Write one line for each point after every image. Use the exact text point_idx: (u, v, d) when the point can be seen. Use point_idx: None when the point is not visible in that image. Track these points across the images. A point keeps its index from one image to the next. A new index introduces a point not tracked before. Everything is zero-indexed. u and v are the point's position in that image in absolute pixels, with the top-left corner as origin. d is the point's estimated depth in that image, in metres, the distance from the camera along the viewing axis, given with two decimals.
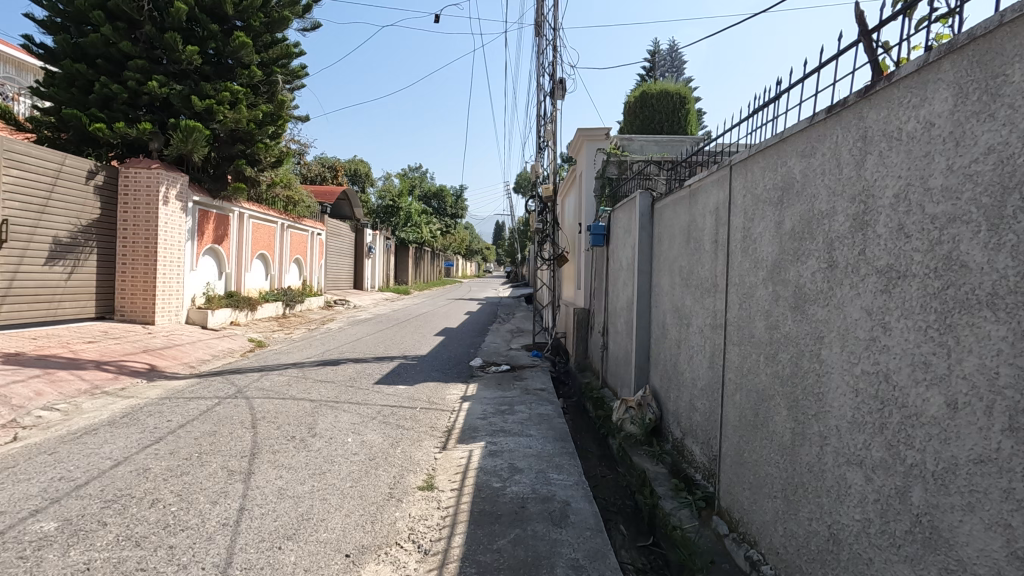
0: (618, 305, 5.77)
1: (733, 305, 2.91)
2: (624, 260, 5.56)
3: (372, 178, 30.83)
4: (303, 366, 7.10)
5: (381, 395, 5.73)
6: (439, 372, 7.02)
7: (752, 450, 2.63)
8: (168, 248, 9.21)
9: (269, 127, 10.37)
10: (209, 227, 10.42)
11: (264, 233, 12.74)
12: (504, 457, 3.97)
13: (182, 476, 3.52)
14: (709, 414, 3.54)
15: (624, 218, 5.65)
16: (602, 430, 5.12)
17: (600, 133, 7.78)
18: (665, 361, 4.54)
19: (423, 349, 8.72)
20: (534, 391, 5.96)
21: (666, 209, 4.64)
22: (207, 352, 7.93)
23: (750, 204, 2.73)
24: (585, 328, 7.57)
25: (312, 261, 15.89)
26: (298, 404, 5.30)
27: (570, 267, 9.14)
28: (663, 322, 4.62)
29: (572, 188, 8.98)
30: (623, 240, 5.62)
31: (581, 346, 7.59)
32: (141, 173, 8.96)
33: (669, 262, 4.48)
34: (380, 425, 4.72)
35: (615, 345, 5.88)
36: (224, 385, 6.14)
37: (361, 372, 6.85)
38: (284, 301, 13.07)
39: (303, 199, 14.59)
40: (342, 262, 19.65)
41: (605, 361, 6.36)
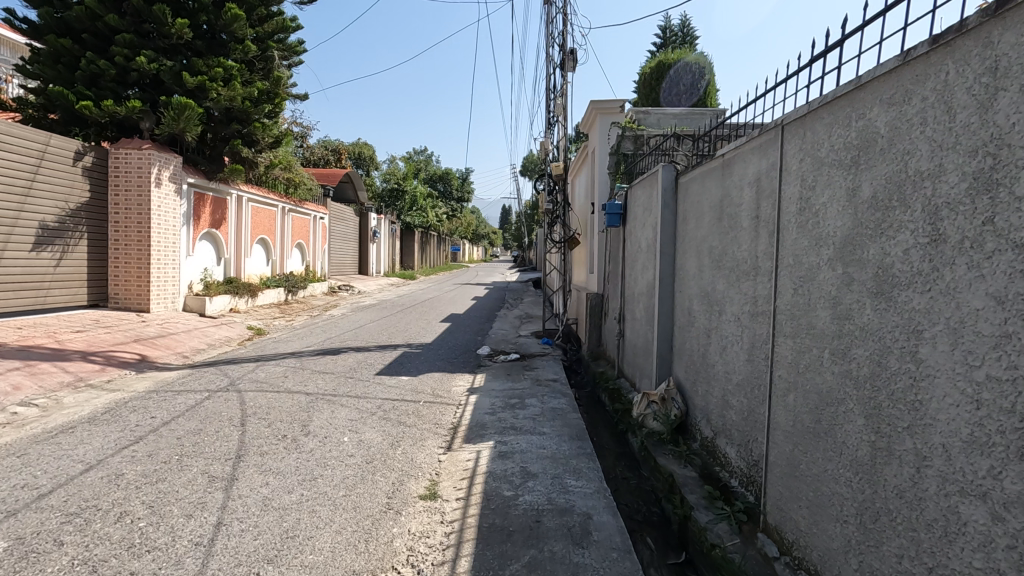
0: (636, 290, 5.33)
1: (785, 290, 2.47)
2: (643, 241, 5.11)
3: (377, 162, 30.30)
4: (302, 355, 6.74)
5: (383, 387, 5.35)
6: (445, 361, 6.63)
7: (811, 464, 2.21)
8: (162, 233, 8.84)
9: (266, 105, 9.92)
10: (206, 211, 10.02)
11: (264, 217, 12.35)
12: (515, 459, 3.57)
13: (157, 484, 3.15)
14: (748, 414, 3.12)
15: (643, 195, 5.18)
16: (620, 426, 4.72)
17: (614, 106, 7.27)
18: (691, 352, 4.11)
19: (428, 337, 8.33)
20: (546, 382, 5.56)
21: (693, 183, 4.17)
22: (203, 341, 7.59)
23: (811, 170, 2.27)
24: (599, 315, 7.14)
25: (315, 246, 15.50)
26: (293, 398, 4.93)
27: (581, 250, 8.69)
28: (689, 309, 4.18)
29: (584, 166, 8.49)
30: (642, 219, 5.16)
31: (594, 333, 7.17)
32: (131, 153, 8.56)
33: (698, 243, 4.02)
34: (380, 421, 4.34)
35: (633, 333, 5.46)
36: (217, 377, 5.78)
37: (362, 362, 6.47)
38: (286, 287, 12.72)
39: (305, 182, 14.15)
40: (347, 247, 19.28)
41: (621, 350, 5.94)
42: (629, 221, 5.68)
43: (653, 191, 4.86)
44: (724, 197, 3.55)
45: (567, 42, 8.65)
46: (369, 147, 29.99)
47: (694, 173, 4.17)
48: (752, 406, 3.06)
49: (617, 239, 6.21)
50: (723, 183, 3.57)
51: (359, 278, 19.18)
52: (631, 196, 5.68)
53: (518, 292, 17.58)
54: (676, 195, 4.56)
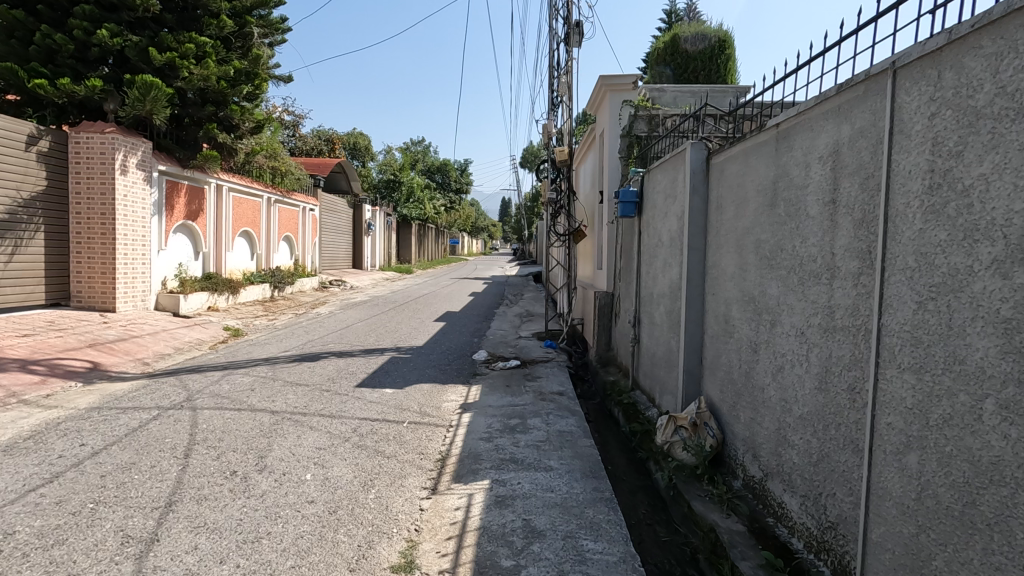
0: (655, 291, 4.61)
1: (900, 304, 1.74)
2: (664, 232, 4.38)
3: (373, 152, 29.44)
4: (275, 363, 6.00)
5: (362, 404, 4.62)
6: (436, 369, 5.90)
7: (961, 570, 1.48)
8: (128, 225, 8.09)
9: (243, 86, 9.13)
10: (180, 202, 9.27)
11: (247, 208, 11.59)
12: (516, 507, 2.85)
13: (51, 550, 2.43)
14: (819, 459, 2.41)
15: (665, 179, 4.44)
16: (640, 452, 4.02)
17: (626, 82, 6.49)
18: (729, 369, 3.40)
19: (419, 339, 7.59)
20: (551, 396, 4.85)
21: (732, 162, 3.43)
22: (169, 344, 6.86)
23: (955, 126, 1.54)
24: (608, 316, 6.42)
25: (304, 239, 14.76)
26: (255, 418, 4.21)
27: (587, 243, 7.95)
28: (727, 315, 3.46)
29: (590, 151, 7.72)
30: (663, 208, 4.42)
31: (603, 336, 6.45)
32: (93, 138, 7.78)
33: (738, 234, 3.30)
34: (353, 451, 3.62)
35: (652, 340, 4.74)
36: (173, 390, 5.05)
37: (343, 370, 5.75)
38: (271, 283, 11.99)
39: (292, 170, 13.35)
40: (339, 240, 18.51)
41: (635, 357, 5.23)
42: (646, 210, 4.95)
43: (678, 174, 4.13)
44: (778, 177, 2.82)
45: (573, 15, 7.86)
46: (365, 137, 29.12)
47: (732, 150, 3.44)
48: (826, 449, 2.35)
49: (630, 232, 5.49)
50: (777, 158, 2.84)
51: (352, 272, 18.42)
52: (649, 181, 4.94)
53: (518, 288, 16.85)
54: (707, 177, 3.83)
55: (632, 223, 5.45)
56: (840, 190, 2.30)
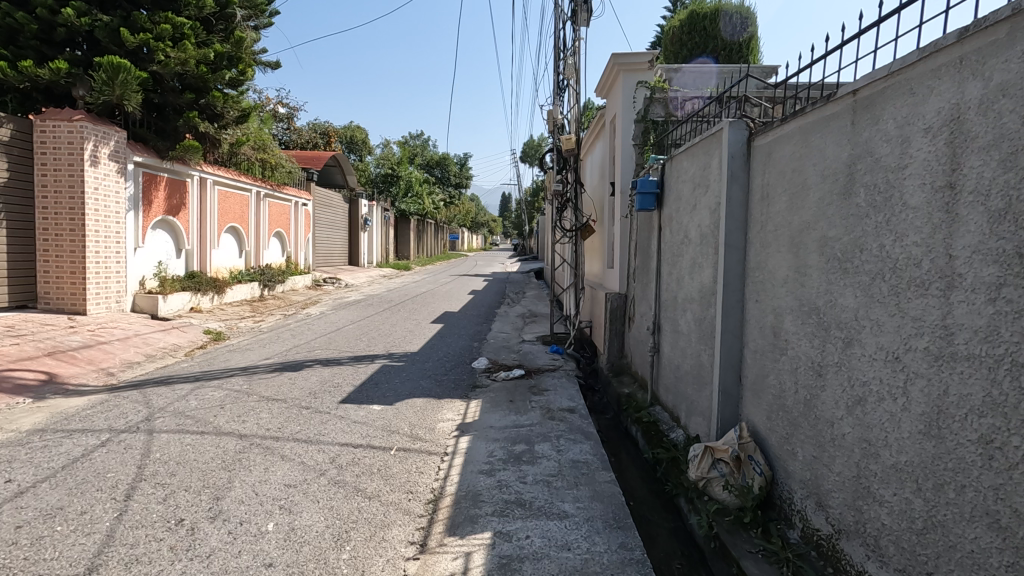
0: (680, 295, 4.03)
1: None
2: (692, 228, 3.80)
3: (370, 146, 28.84)
4: (253, 373, 5.42)
5: (344, 425, 4.04)
6: (431, 380, 5.31)
7: None
8: (100, 220, 7.49)
9: (225, 71, 8.51)
10: (159, 196, 8.66)
11: (234, 203, 10.99)
12: (525, 573, 2.27)
13: None
14: (927, 526, 1.83)
15: (691, 166, 3.86)
16: (668, 486, 3.43)
17: (642, 62, 5.88)
18: (780, 392, 2.82)
19: (414, 344, 7.01)
20: (562, 415, 4.25)
21: (785, 142, 2.84)
22: (141, 351, 6.28)
23: None
24: (621, 320, 5.85)
25: (296, 235, 14.17)
26: (219, 444, 3.63)
27: (596, 239, 7.36)
28: (776, 326, 2.88)
29: (600, 139, 7.11)
30: (691, 199, 3.84)
31: (615, 342, 5.87)
32: (60, 125, 7.18)
33: (793, 229, 2.72)
34: (329, 489, 3.04)
35: (675, 352, 4.16)
36: (133, 407, 4.46)
37: (327, 382, 5.16)
38: (260, 282, 11.42)
39: (282, 163, 12.73)
40: (334, 236, 17.93)
41: (655, 369, 4.65)
42: (668, 203, 4.37)
43: (709, 159, 3.55)
44: (855, 158, 2.25)
45: None
46: (362, 130, 28.50)
47: (783, 129, 2.86)
48: (939, 515, 1.78)
49: (648, 227, 4.90)
50: (853, 133, 2.27)
51: (348, 270, 17.82)
52: (671, 169, 4.36)
53: (519, 285, 16.27)
54: (748, 162, 3.24)
55: (650, 218, 4.86)
56: (962, 171, 1.72)
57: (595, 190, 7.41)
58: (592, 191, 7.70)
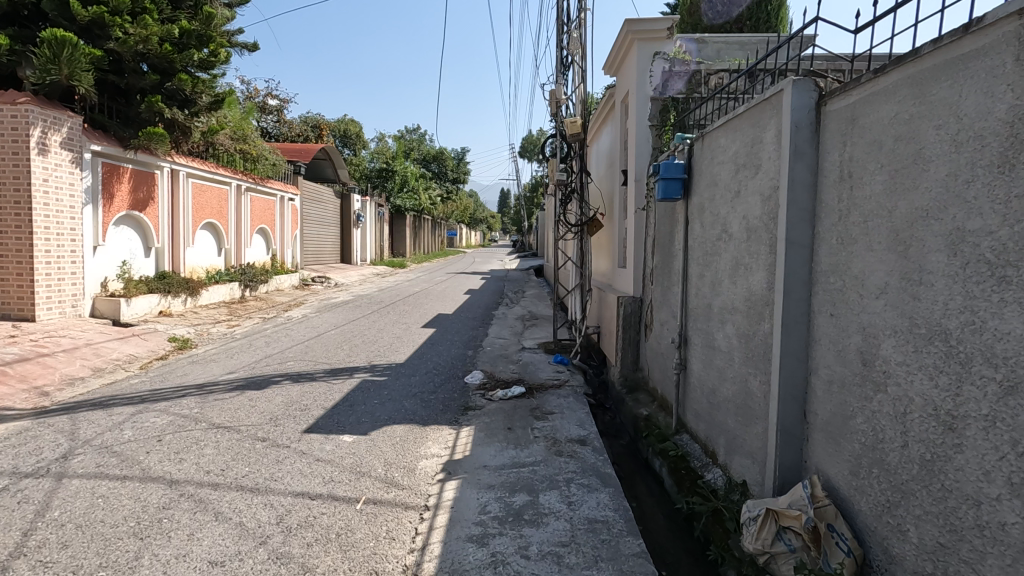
0: (718, 304, 3.27)
1: None
2: (735, 221, 3.04)
3: (364, 140, 28.01)
4: (209, 391, 4.66)
5: (304, 465, 3.28)
6: (416, 400, 4.56)
7: None
8: (50, 215, 6.72)
9: (193, 51, 7.73)
10: (122, 188, 7.89)
11: (211, 197, 10.21)
12: None
13: None
14: None
15: (733, 143, 3.09)
16: (710, 551, 2.69)
17: (661, 29, 5.09)
18: (875, 443, 2.07)
19: (401, 353, 6.24)
20: (571, 450, 3.50)
21: (881, 100, 2.08)
22: (89, 364, 5.52)
23: None
24: (636, 328, 5.10)
25: (282, 231, 13.40)
26: (140, 495, 2.87)
27: (605, 234, 6.59)
28: (867, 353, 2.13)
29: (610, 122, 6.34)
30: (733, 184, 3.08)
31: (630, 353, 5.12)
32: (2, 109, 6.39)
33: (898, 222, 1.96)
34: (267, 567, 2.29)
35: (710, 372, 3.41)
36: (53, 438, 3.70)
37: (294, 403, 4.40)
38: (241, 282, 10.67)
39: (265, 154, 11.92)
40: (325, 232, 17.17)
41: (681, 390, 3.90)
42: (698, 192, 3.61)
43: (760, 133, 2.78)
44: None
45: None
46: (356, 124, 27.67)
47: (879, 84, 2.09)
48: None
49: (672, 222, 4.16)
50: (1019, 74, 1.52)
51: (339, 267, 17.04)
52: (703, 149, 3.59)
53: (518, 283, 15.52)
54: (816, 134, 2.48)
55: (674, 210, 4.09)
56: None
57: (603, 179, 6.63)
58: (600, 181, 6.92)
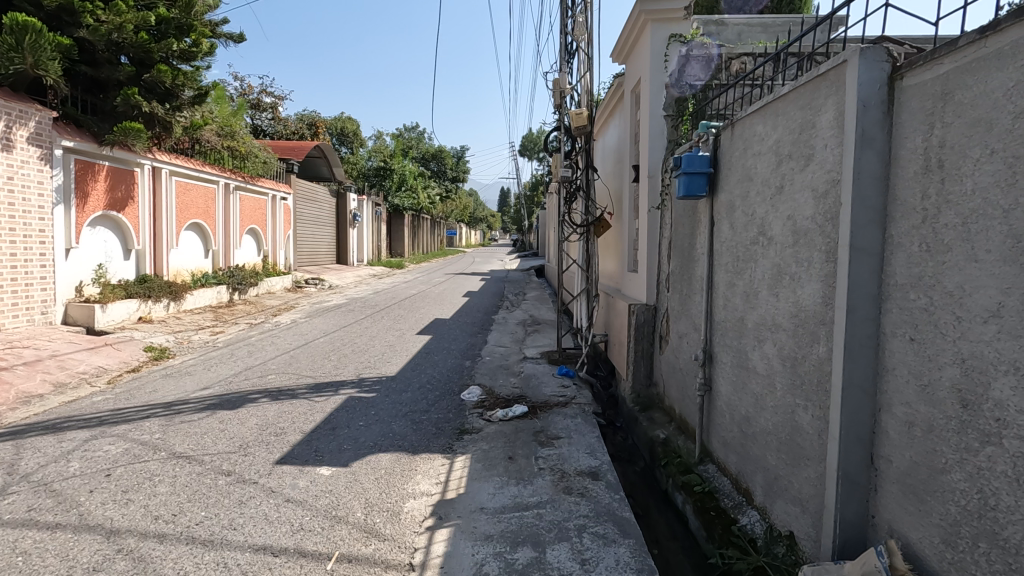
0: (753, 318, 2.81)
1: None
2: (777, 222, 2.58)
3: (362, 138, 27.54)
4: (176, 412, 4.18)
5: (271, 508, 2.81)
6: (406, 422, 4.09)
7: None
8: (16, 216, 6.24)
9: (172, 39, 7.27)
10: (99, 187, 7.43)
11: (197, 196, 9.74)
12: None
13: None
14: None
15: (774, 131, 2.62)
16: None
17: (676, 9, 4.62)
18: (982, 509, 1.61)
19: (393, 364, 5.77)
20: (582, 486, 3.04)
21: (991, 67, 1.61)
22: (50, 378, 5.04)
23: None
24: (650, 340, 4.64)
25: (274, 232, 12.93)
26: (68, 553, 2.39)
27: (613, 235, 6.12)
28: (969, 393, 1.65)
29: (618, 113, 5.87)
30: (774, 180, 2.61)
31: (642, 366, 4.66)
32: None
33: (1022, 223, 1.49)
34: None
35: (742, 396, 2.95)
36: None
37: (270, 427, 3.93)
38: (229, 285, 10.22)
39: (254, 151, 11.46)
40: (320, 232, 16.70)
41: (705, 413, 3.44)
42: (727, 188, 3.15)
43: (811, 116, 2.32)
44: None
45: None
46: (353, 122, 27.20)
47: (988, 46, 1.62)
48: None
49: (693, 223, 3.69)
50: None
51: (334, 269, 16.56)
52: (733, 140, 3.12)
53: (518, 285, 15.07)
54: (889, 115, 2.02)
55: (697, 210, 3.63)
56: None
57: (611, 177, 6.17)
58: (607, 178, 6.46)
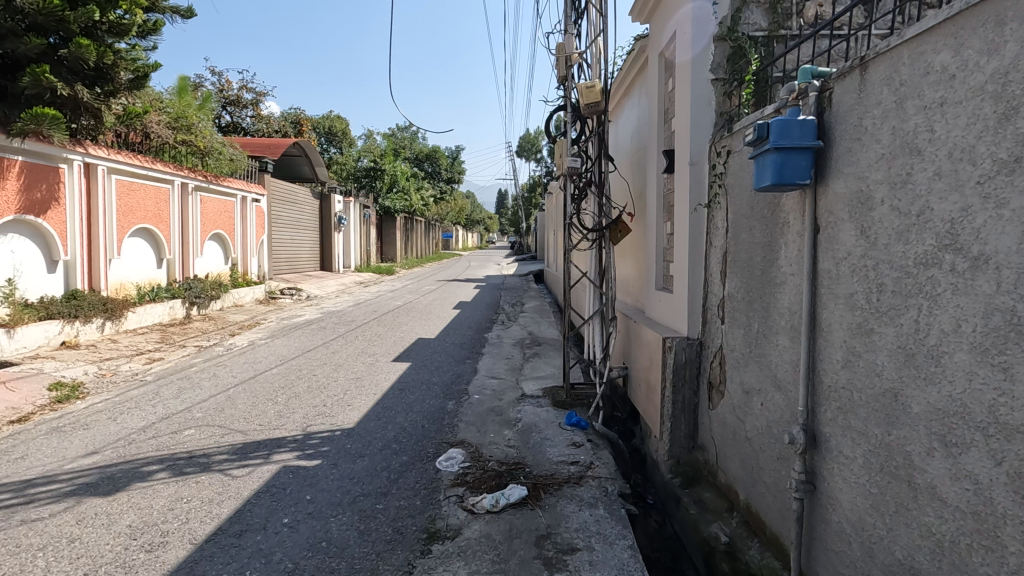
0: (930, 401, 1.58)
1: None
2: (1007, 230, 1.34)
3: (351, 138, 26.32)
4: (20, 506, 2.89)
5: None
6: (352, 517, 2.83)
7: None
8: None
9: (92, 6, 6.10)
10: (9, 186, 6.16)
11: (146, 197, 8.48)
12: None
13: None
14: None
15: (997, 54, 1.37)
16: None
17: None
18: None
19: (353, 409, 4.51)
20: None
21: None
22: None
23: None
24: (693, 387, 3.40)
25: (244, 238, 11.67)
26: None
27: (635, 240, 4.86)
28: None
29: (640, 85, 4.60)
30: (998, 149, 1.37)
31: (683, 423, 3.43)
32: None
33: None
34: None
35: (897, 527, 1.72)
36: None
37: (147, 532, 2.66)
38: (185, 299, 8.97)
39: (216, 147, 10.21)
40: (301, 237, 15.47)
41: (805, 527, 2.20)
42: (856, 173, 1.90)
43: None
44: None
45: None
46: (342, 120, 25.99)
47: None
48: None
49: (777, 228, 2.45)
50: None
51: (316, 276, 15.29)
52: (863, 93, 1.89)
53: (517, 293, 13.90)
54: None
55: (785, 210, 2.40)
56: None
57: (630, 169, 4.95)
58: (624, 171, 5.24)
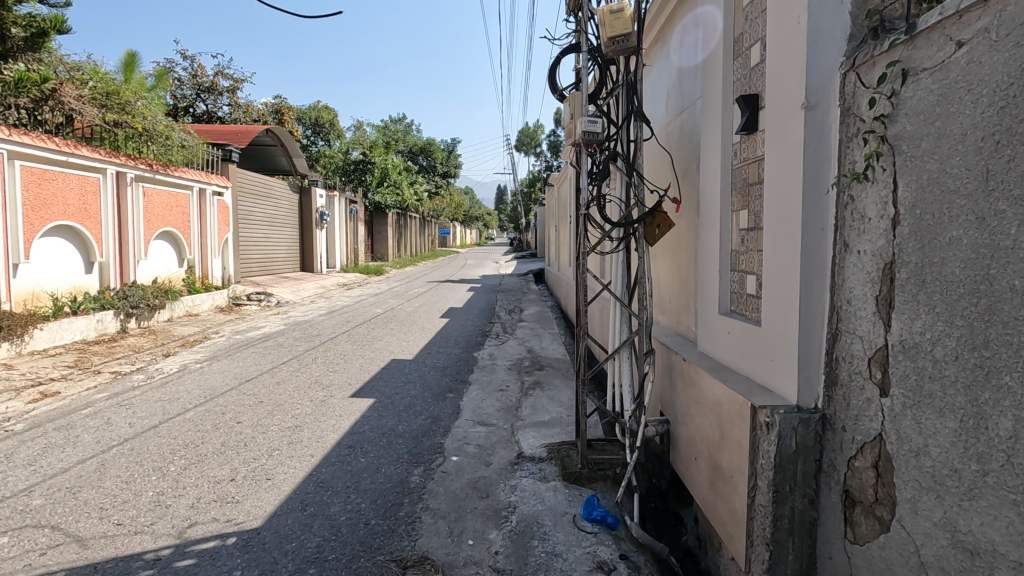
0: None
1: None
2: None
3: (339, 129, 24.81)
4: None
5: None
6: None
7: None
8: None
9: None
10: None
11: (65, 189, 7.03)
12: None
13: None
14: None
15: None
16: None
17: None
18: None
19: (272, 489, 3.09)
20: None
21: None
22: None
23: None
24: (811, 493, 1.98)
25: (202, 236, 10.23)
26: None
27: (681, 237, 3.42)
28: None
29: (690, 8, 3.14)
30: None
31: (792, 554, 2.00)
32: None
33: None
34: None
35: None
36: None
37: None
38: (119, 310, 7.54)
39: (163, 130, 8.75)
40: (276, 234, 14.03)
41: None
42: None
43: None
44: None
45: None
46: (329, 111, 24.48)
47: None
48: None
49: None
50: None
51: (292, 278, 13.83)
52: None
53: (515, 295, 12.51)
54: None
55: None
56: None
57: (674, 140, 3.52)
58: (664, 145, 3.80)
